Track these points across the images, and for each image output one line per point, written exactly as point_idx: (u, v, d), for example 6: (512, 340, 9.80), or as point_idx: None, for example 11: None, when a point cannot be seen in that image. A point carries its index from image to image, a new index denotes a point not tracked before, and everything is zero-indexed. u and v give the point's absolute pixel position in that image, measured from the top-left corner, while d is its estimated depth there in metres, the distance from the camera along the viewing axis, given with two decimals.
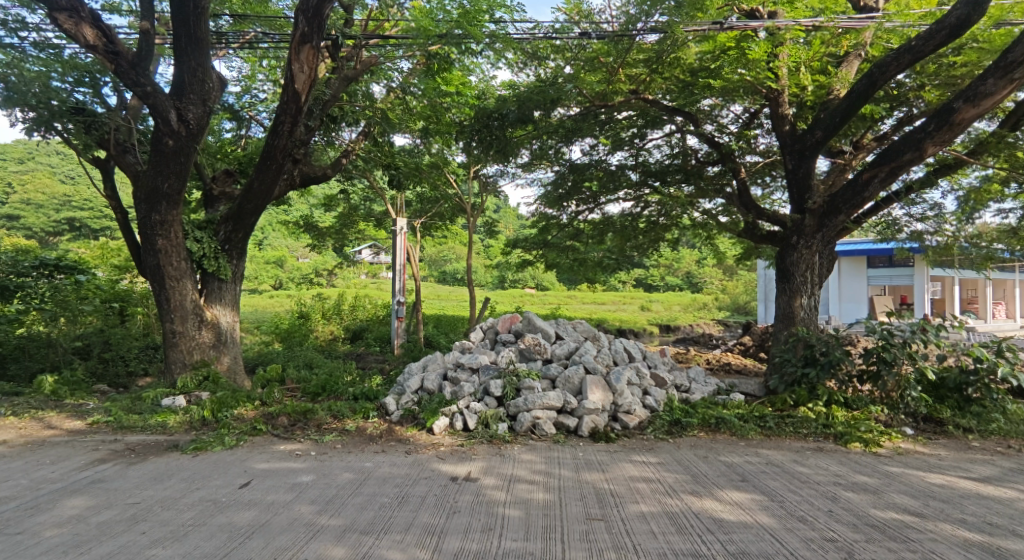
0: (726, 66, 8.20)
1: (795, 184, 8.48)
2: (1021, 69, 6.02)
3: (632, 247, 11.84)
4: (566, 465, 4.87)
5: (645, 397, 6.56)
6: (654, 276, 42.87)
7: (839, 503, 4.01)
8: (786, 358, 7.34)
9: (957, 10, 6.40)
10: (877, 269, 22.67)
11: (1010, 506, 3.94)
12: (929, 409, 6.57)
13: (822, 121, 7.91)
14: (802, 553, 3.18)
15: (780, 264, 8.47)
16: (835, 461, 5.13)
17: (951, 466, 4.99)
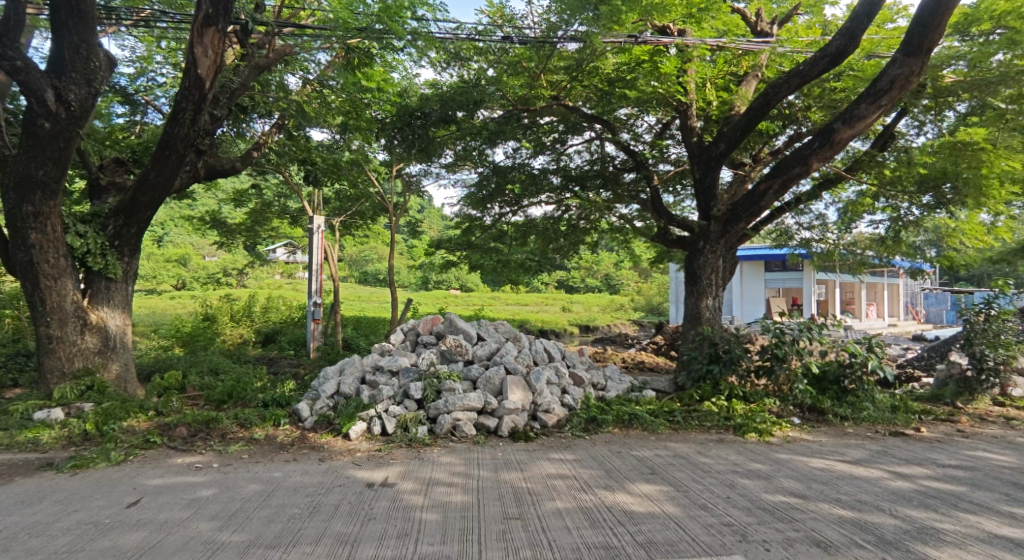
0: (641, 78, 8.63)
1: (701, 193, 9.04)
2: (887, 96, 6.74)
3: (553, 250, 12.03)
4: (485, 465, 4.92)
5: (563, 396, 6.74)
6: (575, 277, 44.11)
7: (735, 489, 4.34)
8: (693, 356, 7.82)
9: (836, 41, 7.07)
10: (773, 272, 24.70)
11: (877, 485, 4.43)
12: (813, 400, 7.17)
13: (725, 134, 8.48)
14: (703, 538, 3.40)
15: (688, 267, 9.00)
16: (734, 451, 5.53)
17: (831, 451, 5.53)
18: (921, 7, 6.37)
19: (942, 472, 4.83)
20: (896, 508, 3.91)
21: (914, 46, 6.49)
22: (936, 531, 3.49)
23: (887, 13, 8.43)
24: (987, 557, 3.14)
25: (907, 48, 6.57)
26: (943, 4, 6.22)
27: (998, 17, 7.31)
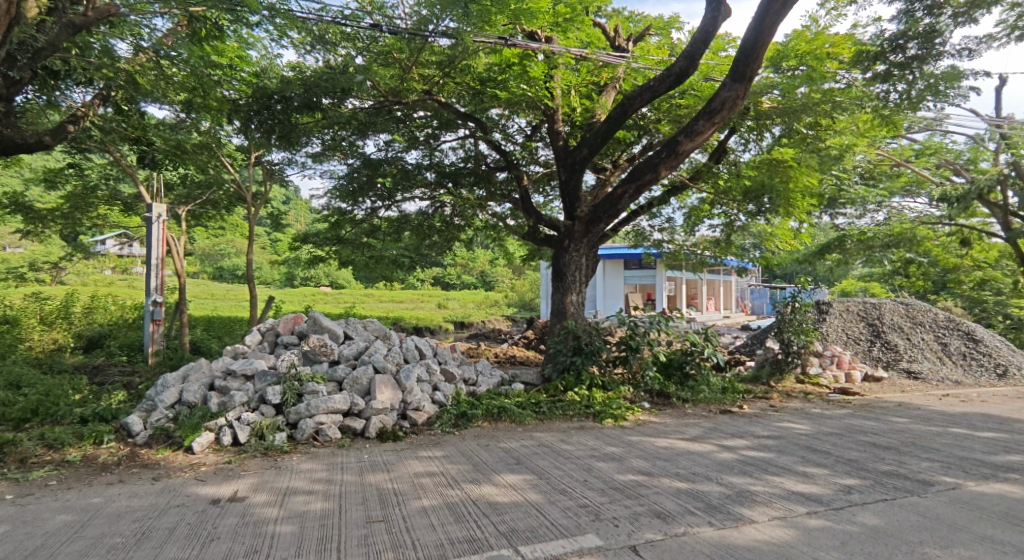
0: (511, 80, 8.87)
1: (567, 194, 9.51)
2: (721, 114, 7.59)
3: (427, 246, 11.99)
4: (349, 469, 4.74)
5: (434, 393, 6.70)
6: (451, 274, 44.18)
7: (592, 472, 4.65)
8: (558, 349, 8.17)
9: (679, 62, 7.80)
10: (632, 271, 26.80)
11: (709, 458, 5.02)
12: (661, 386, 7.92)
13: (587, 140, 8.98)
14: (561, 521, 3.59)
15: (555, 265, 9.44)
16: (592, 437, 5.92)
17: (673, 431, 6.15)
18: (745, 39, 7.20)
19: (759, 442, 5.60)
20: (722, 477, 4.45)
21: (739, 73, 7.34)
22: (750, 493, 4.04)
23: (721, 42, 9.50)
24: (787, 511, 3.71)
25: (734, 74, 7.42)
26: (761, 39, 7.11)
27: (800, 55, 8.57)
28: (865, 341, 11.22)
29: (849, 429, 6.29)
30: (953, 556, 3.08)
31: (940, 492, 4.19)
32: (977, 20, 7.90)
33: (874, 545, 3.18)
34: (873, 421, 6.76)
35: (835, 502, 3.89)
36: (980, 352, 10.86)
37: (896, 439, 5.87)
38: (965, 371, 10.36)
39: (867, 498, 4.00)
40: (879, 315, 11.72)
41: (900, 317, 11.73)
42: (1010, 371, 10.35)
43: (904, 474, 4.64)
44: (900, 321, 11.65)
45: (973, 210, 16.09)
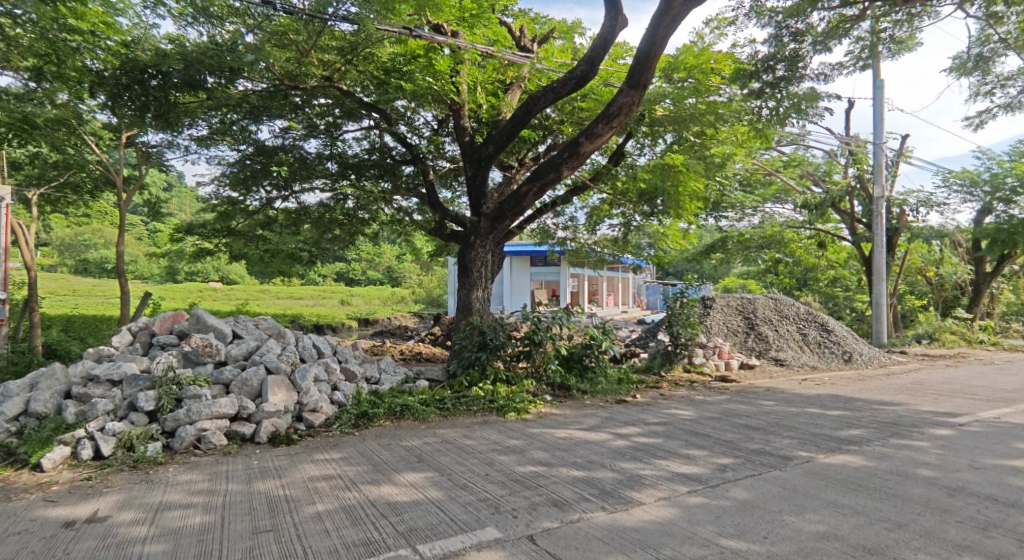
0: (417, 72, 8.65)
1: (472, 190, 9.50)
2: (617, 119, 7.93)
3: (328, 240, 11.44)
4: (235, 477, 4.41)
5: (333, 393, 6.41)
6: (355, 269, 42.68)
7: (494, 466, 4.68)
8: (464, 345, 8.13)
9: (580, 66, 8.04)
10: (538, 267, 27.31)
11: (604, 446, 5.25)
12: (562, 378, 8.16)
13: (493, 137, 9.01)
14: (461, 517, 3.58)
15: (461, 261, 9.41)
16: (495, 431, 5.97)
17: (572, 421, 6.36)
18: (640, 49, 7.56)
19: (649, 429, 5.94)
20: (615, 463, 4.66)
21: (636, 80, 7.70)
22: (639, 477, 4.27)
23: (619, 50, 9.91)
24: (671, 491, 3.96)
25: (631, 81, 7.78)
26: (654, 50, 7.50)
27: (689, 68, 9.18)
28: (741, 333, 12.24)
29: (727, 414, 6.85)
30: (808, 522, 3.45)
31: (798, 465, 4.68)
32: (832, 50, 8.89)
33: (743, 517, 3.49)
34: (746, 405, 7.42)
35: (713, 480, 4.22)
36: (832, 340, 12.40)
37: (765, 421, 6.48)
38: (819, 357, 11.81)
39: (739, 475, 4.37)
40: (753, 309, 12.81)
41: (770, 311, 12.93)
42: (855, 355, 11.99)
43: (770, 451, 5.13)
44: (770, 314, 12.86)
45: (830, 217, 18.14)
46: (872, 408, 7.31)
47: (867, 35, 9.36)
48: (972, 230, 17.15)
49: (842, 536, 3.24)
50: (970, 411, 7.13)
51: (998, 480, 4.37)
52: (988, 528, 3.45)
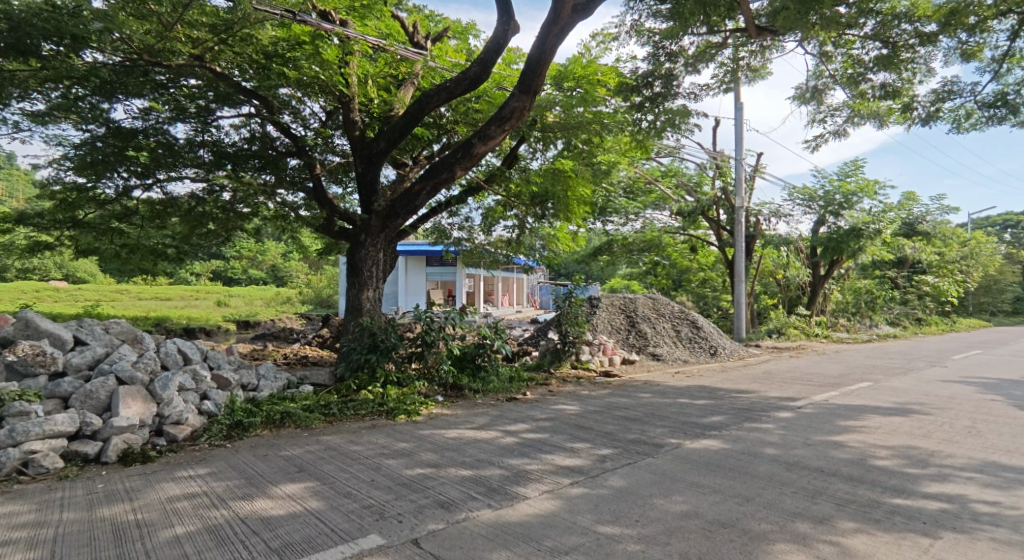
0: (302, 59, 8.24)
1: (363, 187, 9.10)
2: (510, 122, 8.04)
3: (199, 235, 10.40)
4: (75, 504, 3.88)
5: (201, 403, 5.86)
6: (234, 268, 39.55)
7: (380, 471, 4.55)
8: (352, 347, 7.82)
9: (473, 68, 8.04)
10: (433, 267, 27.05)
11: (493, 444, 5.31)
12: (454, 379, 8.14)
13: (385, 132, 8.76)
14: (342, 526, 3.43)
15: (350, 260, 9.03)
16: (382, 434, 5.80)
17: (462, 421, 6.36)
18: (531, 55, 7.72)
19: (536, 425, 6.11)
20: (503, 460, 4.73)
21: (527, 85, 7.85)
22: (525, 473, 4.37)
23: (513, 55, 10.07)
24: (554, 484, 4.09)
25: (523, 85, 7.91)
26: (545, 57, 7.69)
27: (577, 79, 9.54)
28: (623, 330, 12.97)
29: (609, 407, 7.23)
30: (673, 503, 3.74)
31: (669, 452, 5.06)
32: (701, 72, 9.72)
33: (618, 504, 3.69)
34: (626, 398, 7.89)
35: (593, 471, 4.42)
36: (701, 336, 13.57)
37: (642, 412, 6.93)
38: (690, 352, 12.88)
39: (617, 464, 4.63)
40: (635, 308, 13.67)
41: (649, 310, 13.85)
42: (719, 350, 13.23)
43: (645, 440, 5.49)
44: (649, 312, 13.79)
45: (700, 224, 19.81)
46: (731, 396, 8.11)
47: (728, 62, 10.35)
48: (811, 238, 19.64)
49: (703, 514, 3.55)
50: (807, 395, 8.16)
51: (826, 454, 5.04)
52: (818, 495, 3.97)
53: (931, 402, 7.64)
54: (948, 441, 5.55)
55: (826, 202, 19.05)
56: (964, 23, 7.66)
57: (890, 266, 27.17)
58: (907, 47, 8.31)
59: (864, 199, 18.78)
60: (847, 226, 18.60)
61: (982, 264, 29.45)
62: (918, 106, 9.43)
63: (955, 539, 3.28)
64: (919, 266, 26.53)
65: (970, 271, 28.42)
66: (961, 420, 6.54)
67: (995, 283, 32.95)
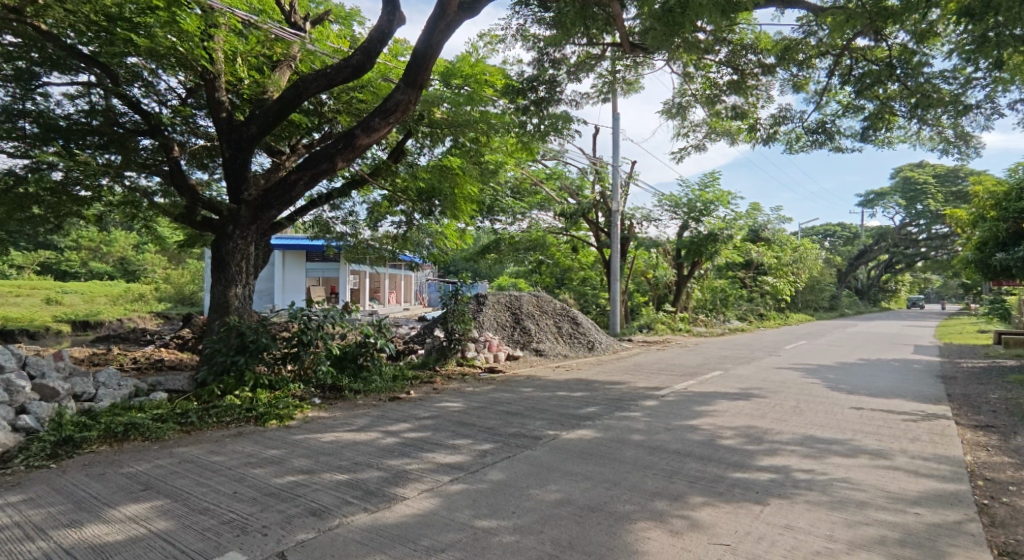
0: (156, 27, 7.30)
1: (230, 174, 8.34)
2: (394, 115, 7.77)
3: (20, 220, 9.01)
4: None
5: (17, 419, 5.04)
6: (72, 260, 34.56)
7: (244, 482, 4.21)
8: (216, 348, 7.16)
9: (355, 56, 7.66)
10: (314, 264, 25.73)
11: (371, 445, 5.14)
12: (333, 380, 7.77)
13: (256, 116, 8.10)
14: (194, 546, 3.12)
15: (215, 254, 8.25)
16: (249, 442, 5.37)
17: (339, 423, 6.09)
18: (416, 48, 7.51)
19: (418, 424, 6.02)
20: (381, 461, 4.60)
21: (412, 79, 7.60)
22: (404, 472, 4.28)
23: (399, 47, 9.86)
24: (433, 482, 4.06)
25: (407, 79, 7.65)
26: (431, 52, 7.50)
27: (464, 77, 9.50)
28: (508, 327, 13.21)
29: (491, 402, 7.32)
30: (547, 492, 3.86)
31: (547, 443, 5.23)
32: (581, 81, 10.16)
33: (495, 497, 3.75)
34: (508, 393, 8.05)
35: (473, 467, 4.44)
36: (580, 331, 14.21)
37: (523, 406, 7.10)
38: (570, 347, 13.46)
39: (496, 458, 4.69)
40: (519, 304, 13.98)
41: (533, 306, 14.25)
42: (596, 344, 13.96)
43: (525, 433, 5.63)
44: (533, 309, 14.19)
45: (581, 225, 20.74)
46: (605, 388, 8.59)
47: (606, 73, 10.92)
48: (676, 242, 21.38)
49: (575, 500, 3.71)
50: (670, 384, 8.88)
51: (684, 437, 5.51)
52: (675, 475, 4.32)
53: (768, 387, 8.69)
54: (780, 419, 6.34)
55: (689, 209, 20.81)
56: (795, 59, 8.75)
57: (740, 267, 30.38)
58: (753, 75, 9.35)
59: (719, 208, 20.80)
60: (705, 231, 20.56)
61: (809, 267, 34.04)
62: (760, 127, 10.62)
63: (780, 505, 3.74)
64: (763, 268, 29.98)
65: (801, 273, 32.74)
66: (791, 401, 7.50)
67: (818, 282, 38.31)
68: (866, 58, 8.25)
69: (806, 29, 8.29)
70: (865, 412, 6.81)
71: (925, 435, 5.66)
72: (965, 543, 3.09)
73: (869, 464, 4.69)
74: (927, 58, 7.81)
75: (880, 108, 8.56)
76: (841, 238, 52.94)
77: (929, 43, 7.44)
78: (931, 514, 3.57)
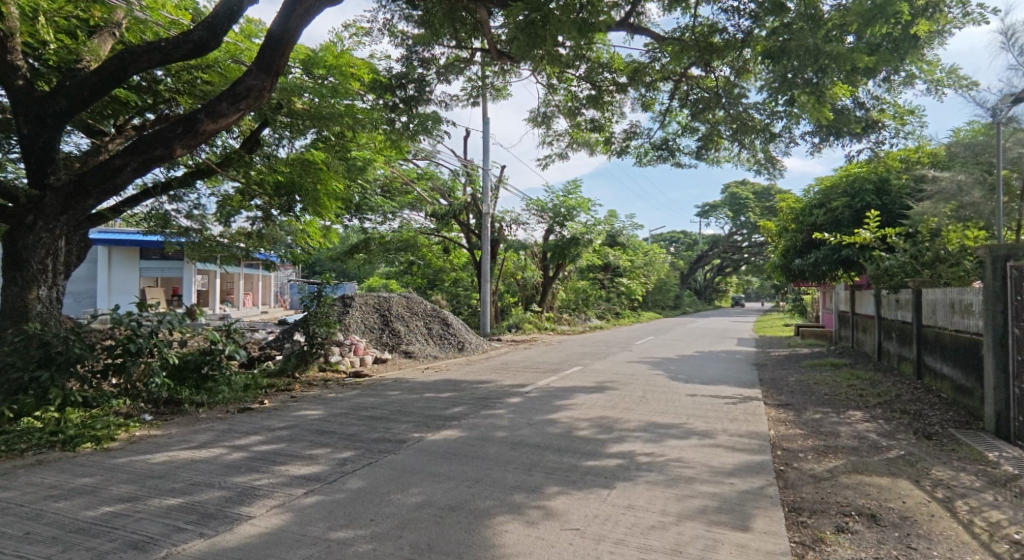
0: None
1: (32, 154, 7.08)
2: (244, 102, 7.06)
3: None
4: None
5: None
6: None
7: (44, 518, 3.62)
8: (8, 363, 6.04)
9: (197, 31, 6.89)
10: (149, 262, 22.89)
11: (212, 463, 4.70)
12: (170, 393, 6.98)
13: (67, 88, 6.94)
14: None
15: (10, 248, 6.97)
16: (53, 471, 4.62)
17: (175, 441, 5.48)
18: (270, 31, 6.89)
19: (271, 436, 5.63)
20: (224, 480, 4.23)
21: (265, 63, 7.00)
22: (252, 489, 3.98)
23: (252, 27, 9.15)
24: (285, 497, 3.83)
25: (261, 63, 7.03)
26: (287, 36, 6.90)
27: (328, 67, 9.13)
28: (376, 329, 12.84)
29: (355, 408, 7.07)
30: (408, 496, 3.84)
31: (410, 446, 5.19)
32: (451, 83, 10.19)
33: (353, 506, 3.64)
34: (373, 398, 7.83)
35: (329, 476, 4.27)
36: (450, 332, 14.24)
37: (388, 410, 6.96)
38: (440, 347, 13.43)
39: (357, 466, 4.56)
40: (388, 306, 13.65)
41: (402, 308, 13.99)
42: (466, 344, 14.09)
43: (388, 437, 5.54)
44: (402, 310, 13.92)
45: (452, 226, 20.84)
46: (472, 387, 8.73)
47: (476, 78, 11.09)
48: (542, 244, 22.32)
49: (436, 501, 3.73)
50: (533, 381, 9.25)
51: (543, 431, 5.80)
52: (533, 468, 4.53)
53: (620, 379, 9.44)
54: (628, 409, 6.92)
55: (554, 213, 21.85)
56: (643, 81, 9.61)
57: (599, 270, 32.49)
58: (608, 92, 10.08)
59: (580, 214, 22.08)
60: (568, 235, 21.75)
61: (658, 270, 37.39)
62: (615, 140, 11.48)
63: (623, 487, 4.11)
64: (619, 270, 32.38)
65: (651, 275, 35.91)
66: (638, 392, 8.22)
67: (664, 283, 42.34)
68: (699, 86, 9.32)
69: (651, 55, 9.14)
70: (697, 398, 7.69)
71: (741, 415, 6.56)
72: (765, 505, 3.64)
73: (698, 444, 5.32)
74: (743, 91, 9.00)
75: (710, 130, 9.71)
76: (684, 243, 58.76)
77: (746, 79, 8.59)
78: (742, 482, 4.15)
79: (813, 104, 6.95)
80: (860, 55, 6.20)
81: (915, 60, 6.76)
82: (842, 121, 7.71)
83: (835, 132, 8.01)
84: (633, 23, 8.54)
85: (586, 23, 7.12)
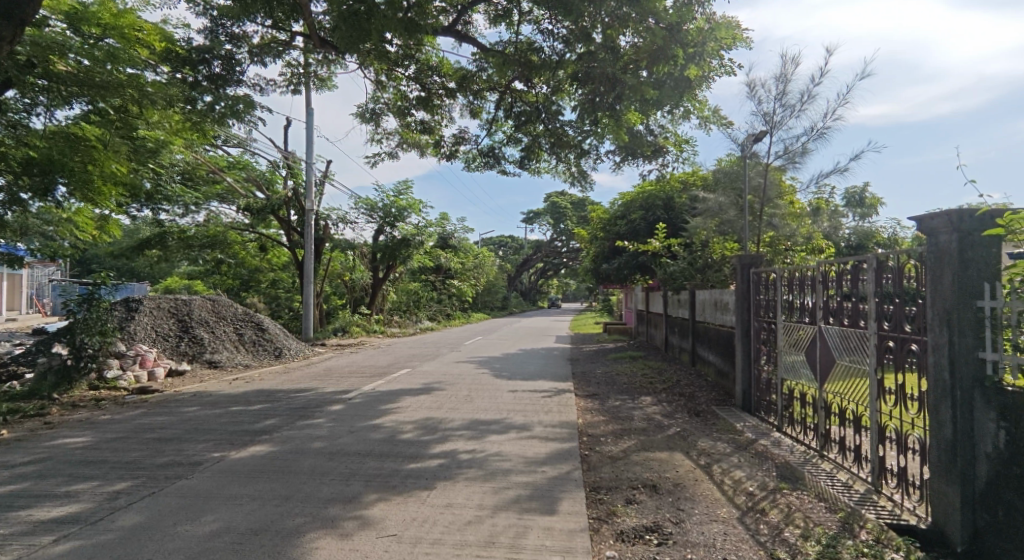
0: None
1: None
2: None
3: None
4: None
5: None
6: None
7: None
8: None
9: None
10: None
11: None
12: None
13: None
14: None
15: None
16: None
17: None
18: None
19: (11, 475, 4.57)
20: None
21: (4, 7, 5.44)
22: None
23: None
24: (25, 549, 3.14)
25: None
26: None
27: (105, 26, 7.79)
28: (173, 337, 11.27)
29: (137, 430, 6.09)
30: (199, 525, 3.43)
31: (207, 468, 4.64)
32: (266, 66, 9.36)
33: (124, 547, 3.13)
34: (164, 416, 6.83)
35: (94, 515, 3.62)
36: (264, 338, 13.05)
37: (181, 429, 6.12)
38: (252, 356, 12.23)
39: (134, 498, 3.93)
40: (188, 310, 12.06)
41: (206, 312, 12.47)
42: (284, 350, 13.02)
43: (180, 461, 4.88)
44: (207, 315, 12.41)
45: (270, 222, 19.15)
46: (287, 396, 8.10)
47: (296, 64, 10.36)
48: (372, 245, 21.60)
49: (234, 527, 3.38)
50: (357, 386, 8.90)
51: (364, 438, 5.61)
52: (351, 477, 4.36)
53: (446, 380, 9.52)
54: (452, 409, 7.03)
55: (384, 214, 21.27)
56: (471, 88, 9.89)
57: (430, 271, 32.40)
58: (437, 95, 10.10)
59: (411, 215, 21.84)
60: (398, 236, 21.38)
61: (487, 272, 38.50)
62: (444, 144, 11.52)
63: (442, 486, 4.16)
64: (450, 273, 32.64)
65: (480, 277, 36.83)
66: (462, 391, 8.38)
67: (492, 284, 43.77)
68: (522, 99, 9.83)
69: (478, 64, 9.43)
70: (517, 394, 8.10)
71: (555, 406, 7.08)
72: (570, 487, 3.99)
73: (515, 437, 5.61)
74: (560, 108, 9.72)
75: (532, 142, 10.23)
76: (510, 246, 61.28)
77: (562, 97, 9.30)
78: (552, 469, 4.48)
79: (614, 125, 7.81)
80: (650, 88, 7.11)
81: (690, 98, 7.95)
82: (637, 143, 8.76)
83: (632, 153, 9.04)
84: (461, 31, 8.71)
85: (413, 24, 7.03)
